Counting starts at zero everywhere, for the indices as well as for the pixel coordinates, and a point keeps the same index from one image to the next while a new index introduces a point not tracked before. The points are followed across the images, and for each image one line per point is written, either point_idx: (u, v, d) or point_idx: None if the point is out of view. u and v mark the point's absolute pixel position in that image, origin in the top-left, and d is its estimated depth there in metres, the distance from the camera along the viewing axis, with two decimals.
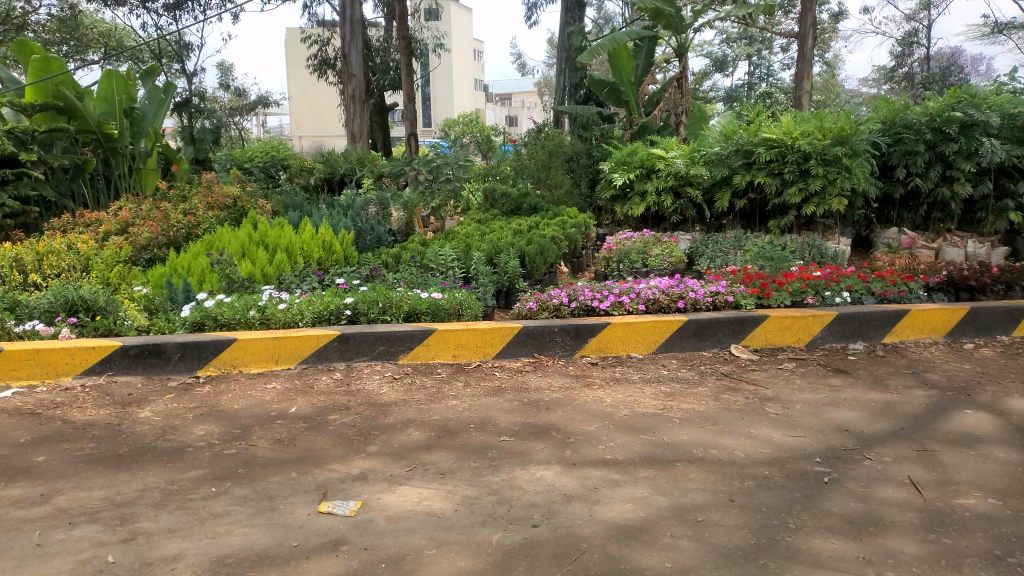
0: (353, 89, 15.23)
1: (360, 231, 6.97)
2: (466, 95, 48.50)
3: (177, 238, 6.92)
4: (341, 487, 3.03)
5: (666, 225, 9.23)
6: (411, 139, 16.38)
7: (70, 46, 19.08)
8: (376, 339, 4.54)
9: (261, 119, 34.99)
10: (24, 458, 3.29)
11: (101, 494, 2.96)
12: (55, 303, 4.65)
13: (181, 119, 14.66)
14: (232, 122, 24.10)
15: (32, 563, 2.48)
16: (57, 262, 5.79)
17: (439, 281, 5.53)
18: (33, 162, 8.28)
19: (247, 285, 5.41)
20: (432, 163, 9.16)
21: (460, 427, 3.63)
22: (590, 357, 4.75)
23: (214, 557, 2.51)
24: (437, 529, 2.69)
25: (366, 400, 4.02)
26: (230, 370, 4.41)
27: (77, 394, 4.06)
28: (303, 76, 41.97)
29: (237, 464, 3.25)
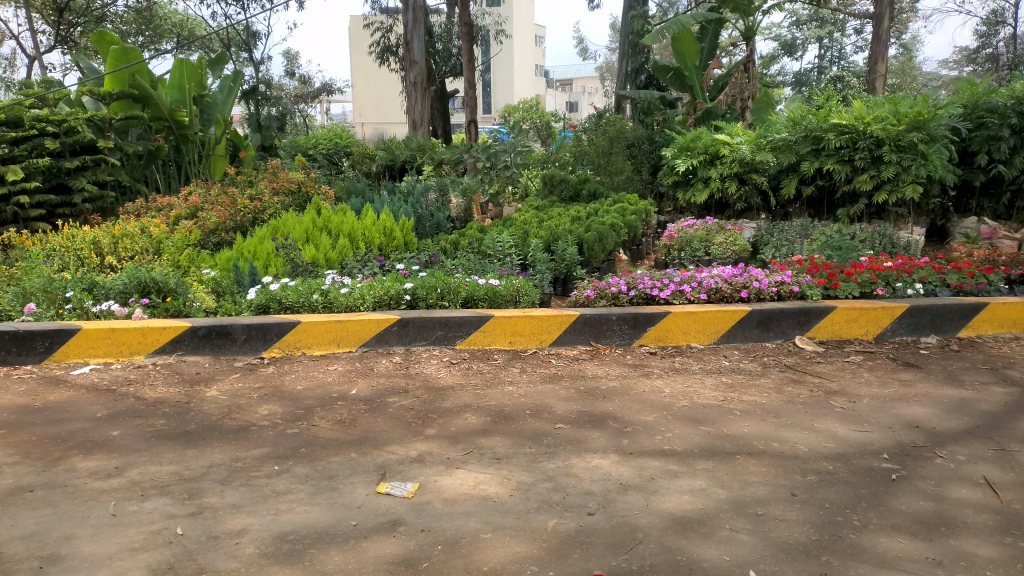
0: (414, 77, 15.34)
1: (419, 218, 7.07)
2: (527, 82, 48.35)
3: (244, 222, 7.09)
4: (399, 469, 3.07)
5: (730, 212, 9.04)
6: (472, 126, 16.42)
7: (145, 36, 19.72)
8: (434, 324, 4.58)
9: (325, 106, 35.58)
10: (100, 432, 3.44)
11: (171, 469, 3.07)
12: (129, 285, 4.82)
13: (249, 107, 15.02)
14: (297, 109, 24.59)
15: (107, 532, 2.59)
16: (132, 245, 6.02)
17: (496, 267, 5.54)
18: (110, 149, 8.59)
19: (311, 270, 5.53)
20: (490, 150, 9.10)
21: (517, 413, 3.64)
22: (648, 347, 4.70)
23: (276, 534, 2.58)
24: (493, 514, 2.71)
25: (423, 384, 4.07)
26: (294, 352, 4.51)
27: (149, 372, 4.22)
28: (366, 64, 42.50)
29: (299, 443, 3.33)
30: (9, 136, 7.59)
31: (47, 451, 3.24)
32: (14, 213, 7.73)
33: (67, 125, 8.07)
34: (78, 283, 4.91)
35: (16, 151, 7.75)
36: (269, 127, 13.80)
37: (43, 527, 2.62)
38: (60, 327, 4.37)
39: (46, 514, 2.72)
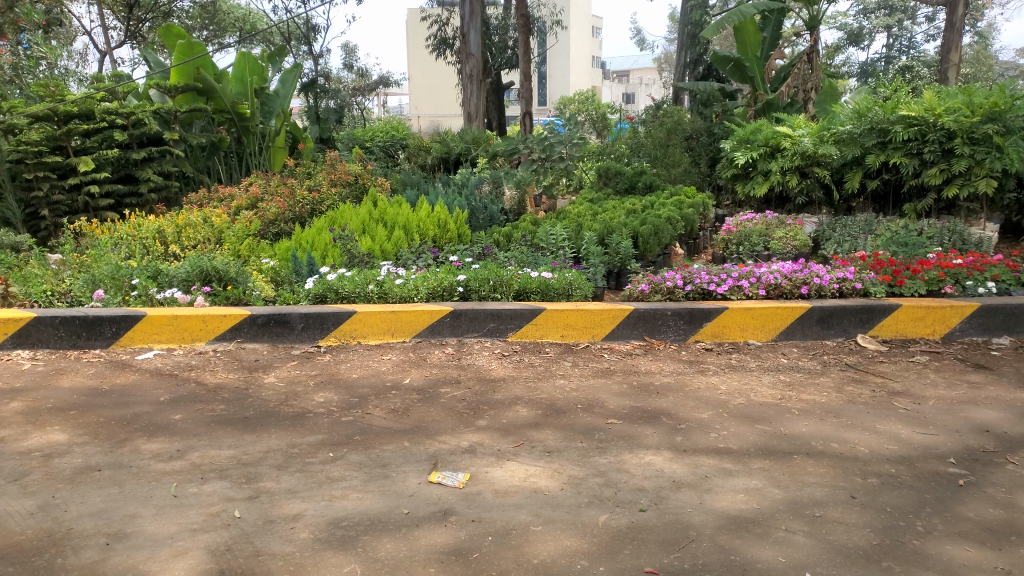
0: (470, 69, 15.38)
1: (473, 210, 7.09)
2: (583, 74, 48.05)
3: (302, 213, 7.22)
4: (450, 459, 3.09)
5: (790, 207, 8.84)
6: (527, 119, 16.37)
7: (210, 31, 20.23)
8: (487, 316, 4.59)
9: (382, 99, 36.02)
10: (163, 416, 3.55)
11: (230, 453, 3.15)
12: (192, 273, 4.95)
13: (308, 99, 15.27)
14: (354, 101, 24.93)
15: (170, 513, 2.67)
16: (194, 234, 6.20)
17: (549, 260, 5.52)
18: (175, 140, 8.84)
19: (367, 261, 5.61)
20: (545, 141, 9.10)
21: (568, 407, 3.63)
22: (704, 343, 4.63)
23: (330, 519, 2.62)
24: (543, 507, 2.70)
25: (475, 375, 4.09)
26: (349, 341, 4.58)
27: (210, 358, 4.34)
28: (423, 56, 42.83)
29: (354, 431, 3.37)
30: (80, 128, 7.89)
31: (113, 433, 3.36)
32: (84, 202, 8.03)
33: (135, 118, 8.31)
34: (144, 271, 5.08)
35: (87, 143, 8.03)
36: (328, 119, 14.00)
37: (109, 506, 2.72)
38: (126, 313, 4.52)
39: (112, 493, 2.82)
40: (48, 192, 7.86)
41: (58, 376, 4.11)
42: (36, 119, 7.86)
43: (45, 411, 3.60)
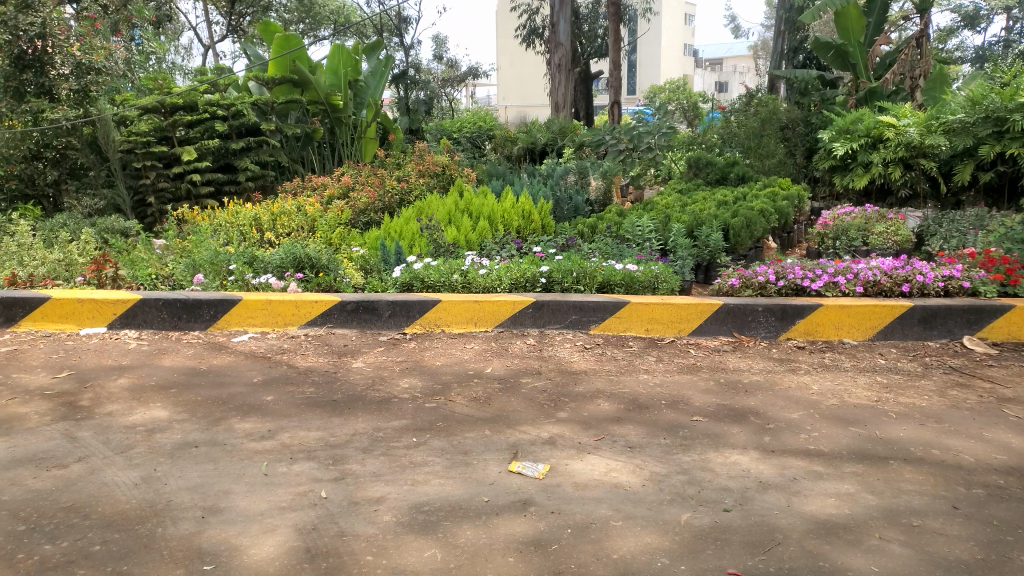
0: (559, 58, 15.29)
1: (558, 201, 7.08)
2: (674, 63, 47.13)
3: (391, 203, 7.35)
4: (530, 450, 3.09)
5: (893, 200, 8.44)
6: (615, 108, 16.15)
7: (306, 24, 20.79)
8: (569, 308, 4.57)
9: (470, 90, 36.26)
10: (256, 396, 3.68)
11: (318, 435, 3.24)
12: (285, 260, 5.12)
13: (398, 91, 15.54)
14: (444, 92, 25.18)
15: (261, 490, 2.77)
16: (289, 222, 6.42)
17: (635, 252, 5.44)
18: (272, 131, 9.18)
19: (452, 251, 5.66)
20: (633, 131, 9.01)
21: (652, 403, 3.57)
22: (796, 340, 4.48)
23: (412, 503, 2.66)
24: (624, 502, 2.67)
25: (557, 367, 4.07)
26: (434, 330, 4.64)
27: (301, 342, 4.48)
28: (512, 46, 42.91)
29: (436, 418, 3.42)
30: (185, 119, 8.26)
31: (210, 411, 3.51)
32: (187, 190, 8.40)
33: (234, 109, 8.72)
34: (241, 257, 5.27)
35: (190, 134, 8.43)
36: (417, 111, 14.20)
37: (206, 481, 2.84)
38: (224, 298, 4.71)
39: (208, 468, 2.95)
40: (155, 179, 8.28)
41: (161, 355, 4.32)
42: (145, 111, 8.21)
43: (148, 389, 3.80)
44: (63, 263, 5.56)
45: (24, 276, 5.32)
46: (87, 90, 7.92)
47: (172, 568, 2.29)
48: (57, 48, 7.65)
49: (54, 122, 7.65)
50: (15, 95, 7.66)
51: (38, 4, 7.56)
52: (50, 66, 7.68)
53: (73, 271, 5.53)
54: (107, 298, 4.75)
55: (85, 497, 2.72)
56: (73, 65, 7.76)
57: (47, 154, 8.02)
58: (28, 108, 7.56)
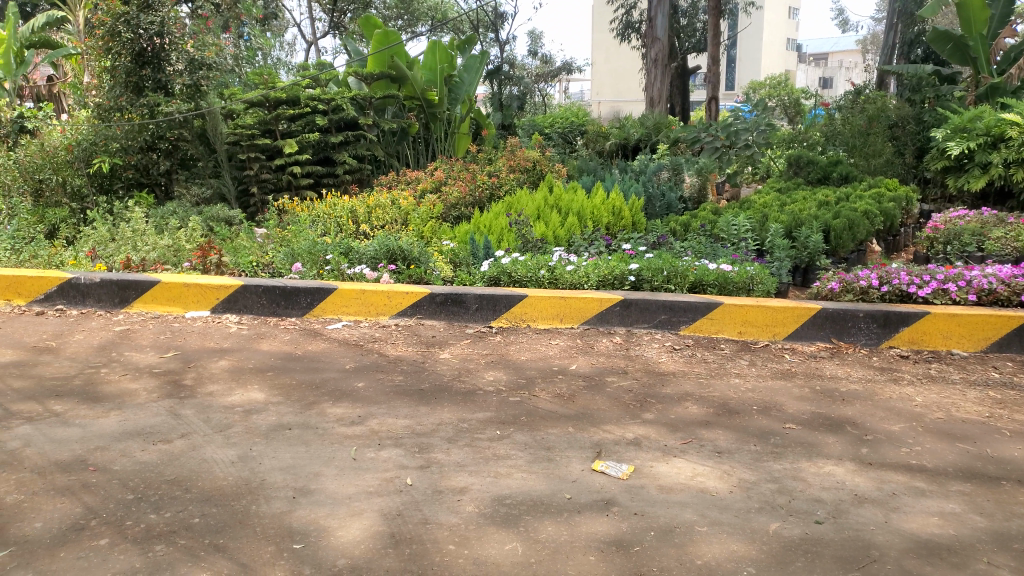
0: (655, 53, 15.04)
1: (650, 197, 6.99)
2: (776, 58, 45.62)
3: (481, 198, 7.45)
4: (615, 449, 3.06)
5: (1013, 203, 7.99)
6: (712, 104, 15.76)
7: (404, 20, 21.16)
8: (658, 307, 4.50)
9: (564, 86, 36.19)
10: (348, 382, 3.79)
11: (405, 423, 3.30)
12: (379, 251, 5.23)
13: (492, 86, 15.66)
14: (538, 87, 25.16)
15: (350, 474, 2.84)
16: (383, 215, 6.55)
17: (729, 252, 5.30)
18: (369, 125, 9.38)
19: (540, 246, 5.67)
20: (731, 128, 8.52)
21: (742, 408, 3.47)
22: (900, 349, 4.27)
23: (495, 496, 2.68)
24: (709, 508, 2.60)
25: (644, 366, 4.02)
26: (520, 324, 4.65)
27: (391, 332, 4.57)
28: (607, 42, 42.57)
29: (520, 412, 3.43)
30: (287, 113, 8.60)
31: (303, 395, 3.63)
32: (288, 181, 8.79)
33: (334, 104, 8.96)
34: (337, 247, 5.42)
35: (293, 127, 8.71)
36: (511, 106, 14.26)
37: (298, 462, 2.94)
38: (320, 286, 4.86)
39: (300, 450, 3.05)
40: (258, 171, 8.68)
41: (259, 339, 4.50)
42: (251, 105, 8.64)
43: (247, 371, 3.97)
44: (172, 248, 5.87)
45: (137, 261, 5.70)
46: (199, 85, 8.26)
47: (264, 544, 2.38)
48: (173, 45, 8.01)
49: (168, 116, 7.94)
50: (134, 90, 8.02)
51: (157, 4, 7.97)
52: (165, 62, 8.05)
53: (181, 256, 5.83)
54: (211, 283, 4.98)
55: (186, 471, 2.86)
56: (187, 61, 8.09)
57: (161, 145, 8.24)
58: (146, 101, 7.91)
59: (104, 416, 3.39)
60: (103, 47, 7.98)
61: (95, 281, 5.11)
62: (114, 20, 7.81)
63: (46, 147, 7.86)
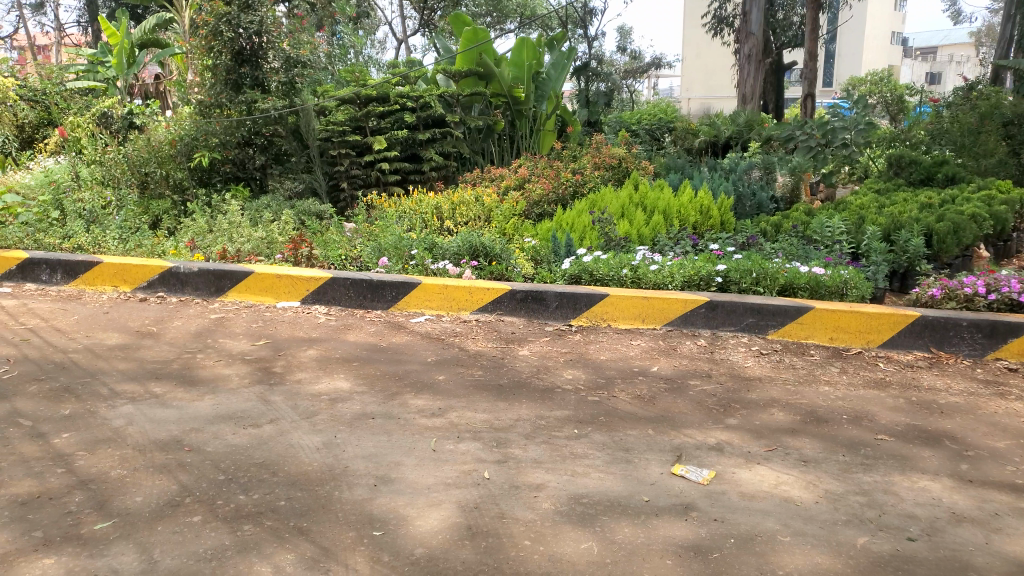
0: (749, 48, 14.65)
1: (740, 196, 6.84)
2: (878, 53, 43.70)
3: (564, 195, 7.46)
4: (695, 454, 3.00)
5: None
6: (807, 101, 15.24)
7: (493, 17, 21.30)
8: (745, 310, 4.38)
9: (653, 81, 35.72)
10: (429, 375, 3.85)
11: (484, 417, 3.33)
12: (462, 247, 5.28)
13: (579, 82, 15.60)
14: (626, 84, 24.89)
15: (429, 465, 2.88)
16: (466, 212, 6.63)
17: (822, 254, 5.12)
18: (455, 122, 9.57)
19: (623, 245, 5.62)
20: (827, 125, 8.24)
21: (831, 417, 3.35)
22: (1007, 362, 4.02)
23: (572, 494, 2.66)
24: (793, 518, 2.52)
25: (728, 370, 3.92)
26: (601, 324, 4.62)
27: (472, 327, 4.61)
28: (698, 37, 41.76)
29: (599, 412, 3.40)
30: (377, 110, 8.85)
31: (386, 385, 3.71)
32: (377, 177, 8.99)
33: (422, 101, 9.20)
34: (422, 243, 5.50)
35: (382, 124, 8.97)
36: (597, 102, 14.15)
37: (379, 451, 3.01)
38: (405, 280, 4.95)
39: (382, 440, 3.11)
40: (348, 166, 8.86)
41: (346, 330, 4.62)
42: (342, 102, 8.86)
43: (334, 360, 4.08)
44: (266, 240, 6.09)
45: (233, 252, 5.95)
46: (293, 82, 8.58)
47: (346, 530, 2.44)
48: (271, 43, 8.34)
49: (264, 112, 8.28)
50: (233, 87, 8.30)
51: (257, 4, 8.26)
52: (263, 60, 8.36)
53: (274, 248, 6.04)
54: (301, 275, 5.14)
55: (274, 455, 2.96)
56: (283, 59, 8.44)
57: (257, 140, 8.53)
58: (245, 98, 8.21)
59: (199, 399, 3.54)
60: (205, 46, 8.27)
61: (194, 270, 5.36)
62: (217, 20, 8.11)
63: (151, 142, 8.12)
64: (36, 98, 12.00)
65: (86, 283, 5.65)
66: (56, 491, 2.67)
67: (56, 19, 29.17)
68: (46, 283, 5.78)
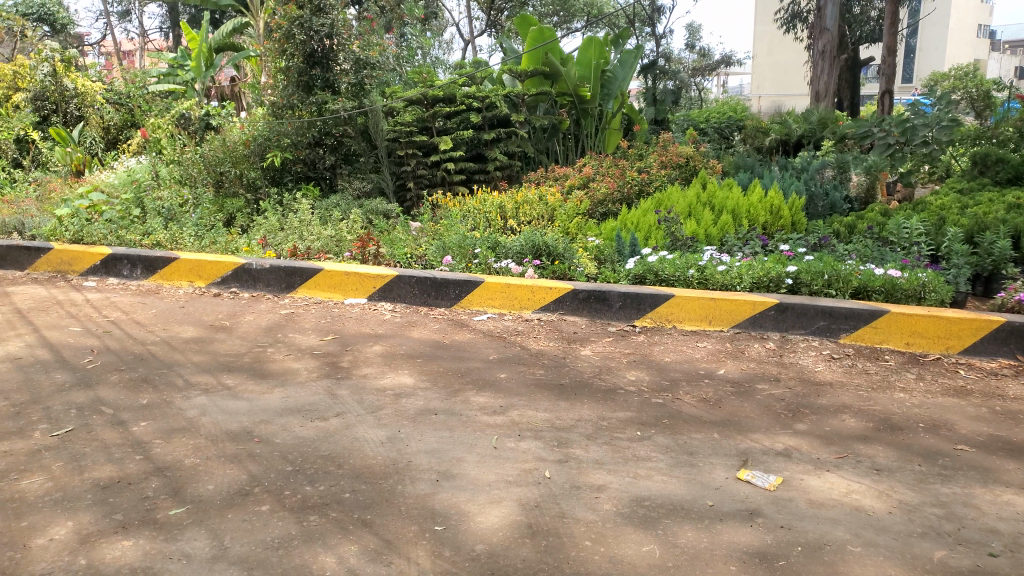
0: (823, 45, 14.22)
1: (812, 196, 6.67)
2: (962, 47, 41.89)
3: (629, 195, 7.40)
4: (762, 459, 2.93)
5: None
6: (885, 97, 14.67)
7: (560, 16, 21.31)
8: (816, 313, 4.27)
9: (722, 79, 35.05)
10: (492, 373, 3.87)
11: (545, 416, 3.33)
12: (525, 247, 5.30)
13: (647, 81, 15.43)
14: (695, 82, 24.51)
15: (490, 462, 2.90)
16: (530, 211, 6.64)
17: (899, 256, 4.94)
18: (521, 122, 9.58)
19: (690, 244, 5.56)
20: (906, 123, 7.93)
21: (907, 425, 3.23)
22: None
23: (634, 497, 2.64)
24: (865, 527, 2.44)
25: (797, 375, 3.83)
26: (665, 325, 4.56)
27: (534, 326, 4.62)
28: (770, 34, 40.84)
29: (663, 414, 3.36)
30: (444, 110, 8.96)
31: (449, 382, 3.74)
32: (443, 177, 9.07)
33: (488, 101, 9.24)
34: (485, 242, 5.52)
35: (448, 124, 9.09)
36: (665, 100, 13.95)
37: (442, 447, 3.04)
38: (468, 279, 4.98)
39: (444, 436, 3.14)
40: (415, 166, 9.01)
41: (410, 327, 4.68)
42: (410, 103, 8.97)
43: (399, 356, 4.14)
44: (335, 239, 6.21)
45: (304, 249, 6.11)
46: (362, 83, 8.70)
47: (408, 523, 2.47)
48: (341, 46, 8.47)
49: (334, 113, 8.45)
50: (305, 89, 8.49)
51: (328, 8, 8.42)
52: (334, 62, 8.49)
53: (343, 246, 6.16)
54: (368, 272, 5.24)
55: (340, 448, 3.02)
56: (353, 61, 8.55)
57: (327, 141, 8.74)
58: (315, 99, 8.41)
59: (269, 392, 3.65)
60: (279, 48, 8.48)
61: (265, 267, 5.51)
62: (290, 23, 8.29)
63: (227, 143, 8.52)
64: (121, 101, 12.46)
65: (164, 278, 5.87)
66: (134, 476, 2.78)
67: (140, 26, 30.37)
68: (127, 278, 6.03)
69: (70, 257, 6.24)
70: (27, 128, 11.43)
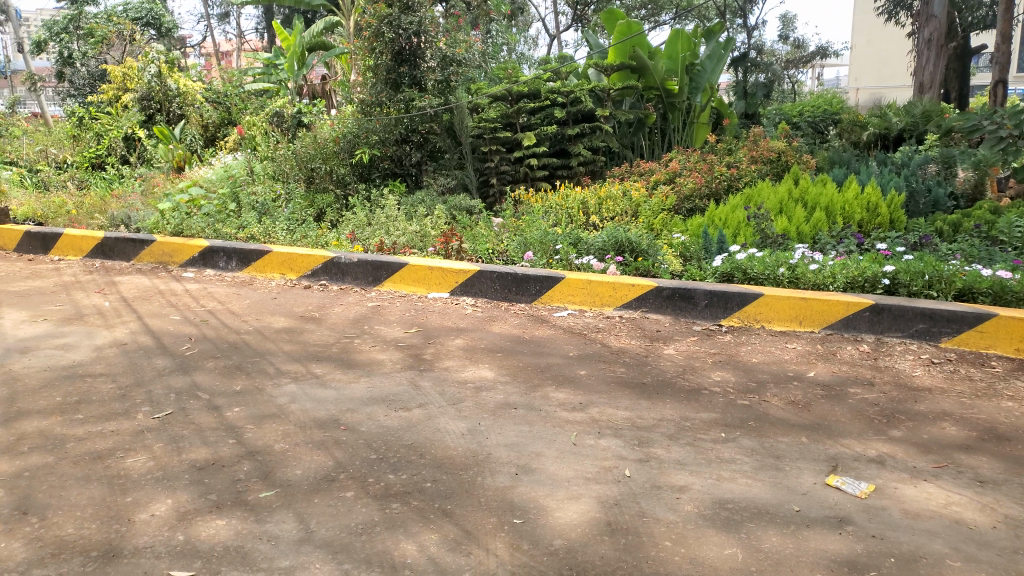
0: (930, 33, 13.51)
1: (913, 193, 6.33)
2: None
3: (717, 190, 7.22)
4: (853, 465, 2.82)
5: None
6: (999, 88, 13.86)
7: (648, 9, 21.00)
8: (915, 315, 4.08)
9: (817, 72, 33.89)
10: (572, 369, 3.86)
11: (626, 414, 3.29)
12: (608, 243, 5.26)
13: (737, 75, 15.04)
14: (788, 75, 23.73)
15: (569, 458, 2.89)
16: (614, 207, 6.60)
17: (1009, 257, 4.66)
18: (606, 117, 9.53)
19: (781, 242, 5.38)
20: None
21: (1014, 435, 3.04)
22: None
23: (717, 499, 2.58)
24: (965, 541, 2.31)
25: (893, 379, 3.66)
26: (753, 324, 4.44)
27: (616, 323, 4.58)
28: (869, 24, 39.19)
29: (748, 416, 3.27)
30: (528, 106, 9.06)
31: (529, 377, 3.75)
32: (525, 173, 9.19)
33: (572, 96, 9.32)
34: (567, 238, 5.50)
35: (532, 119, 9.19)
36: (757, 93, 13.56)
37: (522, 441, 3.05)
38: (550, 275, 4.97)
39: (524, 430, 3.15)
40: (498, 163, 9.09)
41: (491, 322, 4.72)
42: (495, 99, 9.09)
43: (480, 350, 4.17)
44: (420, 234, 6.30)
45: (390, 244, 6.23)
46: (448, 80, 8.79)
47: (487, 515, 2.49)
48: (428, 43, 8.58)
49: (421, 110, 8.54)
50: (392, 86, 8.61)
51: (416, 5, 8.51)
52: (421, 59, 8.61)
53: (427, 241, 6.25)
54: (452, 267, 5.30)
55: (422, 438, 3.07)
56: (439, 58, 8.65)
57: (414, 138, 8.72)
58: (403, 96, 8.51)
59: (355, 382, 3.74)
60: (368, 46, 8.65)
61: (353, 260, 5.65)
62: (380, 21, 8.45)
63: (318, 141, 8.78)
64: (219, 100, 12.93)
65: (257, 270, 6.10)
66: (227, 459, 2.90)
67: (238, 28, 31.57)
68: (222, 269, 6.29)
69: (171, 249, 6.57)
70: (134, 127, 12.08)
